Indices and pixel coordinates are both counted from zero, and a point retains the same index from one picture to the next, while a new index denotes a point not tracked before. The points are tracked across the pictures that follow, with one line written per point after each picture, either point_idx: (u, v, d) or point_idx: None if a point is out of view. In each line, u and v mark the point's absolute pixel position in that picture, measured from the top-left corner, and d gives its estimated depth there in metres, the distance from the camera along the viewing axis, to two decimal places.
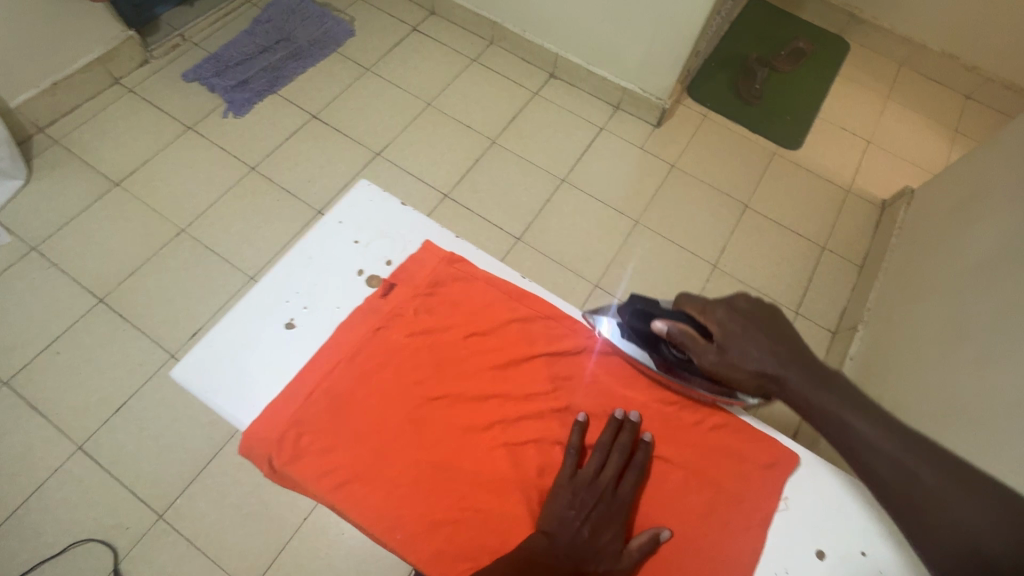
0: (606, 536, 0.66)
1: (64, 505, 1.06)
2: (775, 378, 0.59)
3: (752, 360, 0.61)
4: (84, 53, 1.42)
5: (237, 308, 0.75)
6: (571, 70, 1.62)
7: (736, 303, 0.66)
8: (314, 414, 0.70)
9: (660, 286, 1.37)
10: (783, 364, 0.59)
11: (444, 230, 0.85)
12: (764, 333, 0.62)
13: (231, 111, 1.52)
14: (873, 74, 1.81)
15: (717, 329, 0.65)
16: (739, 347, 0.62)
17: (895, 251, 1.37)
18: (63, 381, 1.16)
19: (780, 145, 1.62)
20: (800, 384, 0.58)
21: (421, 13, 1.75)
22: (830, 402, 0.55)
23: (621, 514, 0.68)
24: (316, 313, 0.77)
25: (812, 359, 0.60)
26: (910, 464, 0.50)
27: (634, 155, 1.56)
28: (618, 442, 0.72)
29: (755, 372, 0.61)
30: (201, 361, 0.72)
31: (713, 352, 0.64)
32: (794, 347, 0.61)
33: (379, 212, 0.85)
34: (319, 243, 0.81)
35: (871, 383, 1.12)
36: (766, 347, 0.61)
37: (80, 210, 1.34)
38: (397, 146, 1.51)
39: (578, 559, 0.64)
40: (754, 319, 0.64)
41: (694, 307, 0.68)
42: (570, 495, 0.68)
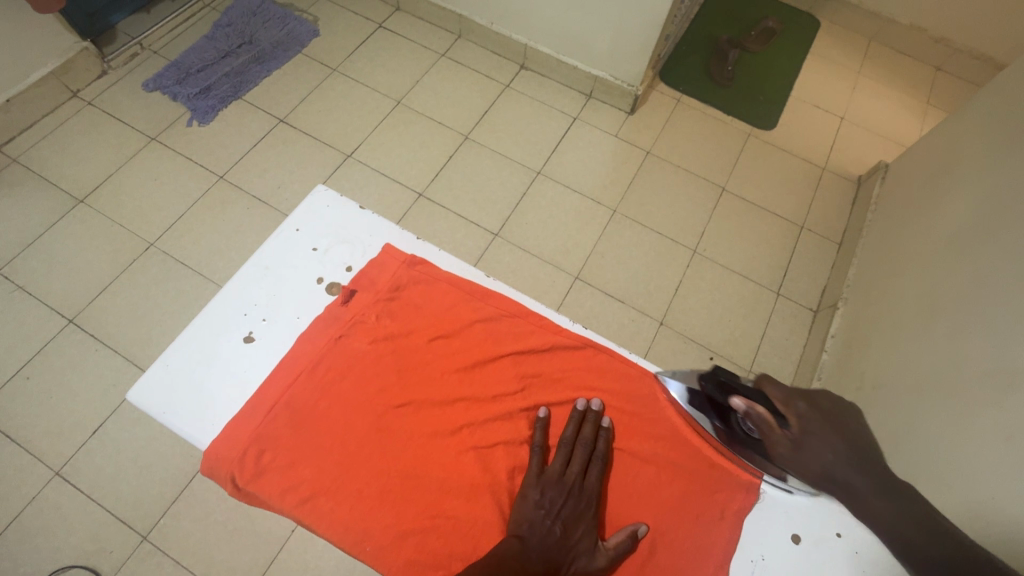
0: (579, 532, 0.66)
1: (43, 532, 1.04)
2: (841, 482, 0.62)
3: (822, 459, 0.63)
4: (37, 67, 1.38)
5: (192, 325, 0.73)
6: (541, 60, 1.60)
7: (815, 402, 0.69)
8: (278, 429, 0.68)
9: (641, 275, 1.37)
10: (851, 470, 0.62)
11: (403, 232, 0.83)
12: (840, 438, 0.65)
13: (195, 119, 1.48)
14: (844, 50, 1.82)
15: (796, 423, 0.67)
16: (813, 444, 0.64)
17: (871, 227, 1.37)
18: (34, 406, 1.13)
19: (754, 126, 1.62)
20: (867, 491, 0.61)
21: (387, 9, 1.71)
22: (890, 513, 0.59)
23: (592, 508, 0.68)
24: (276, 324, 0.74)
25: (879, 472, 0.63)
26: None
27: (608, 144, 1.55)
28: (581, 436, 0.73)
29: (822, 472, 0.63)
30: (156, 381, 0.69)
31: (786, 444, 0.67)
32: (862, 457, 0.64)
33: (338, 218, 0.83)
34: (277, 253, 0.79)
35: (852, 361, 1.13)
36: (838, 451, 0.63)
37: (43, 229, 1.30)
38: (368, 147, 1.48)
39: (552, 560, 0.63)
40: (830, 422, 0.67)
41: (776, 395, 0.70)
42: (539, 494, 0.68)
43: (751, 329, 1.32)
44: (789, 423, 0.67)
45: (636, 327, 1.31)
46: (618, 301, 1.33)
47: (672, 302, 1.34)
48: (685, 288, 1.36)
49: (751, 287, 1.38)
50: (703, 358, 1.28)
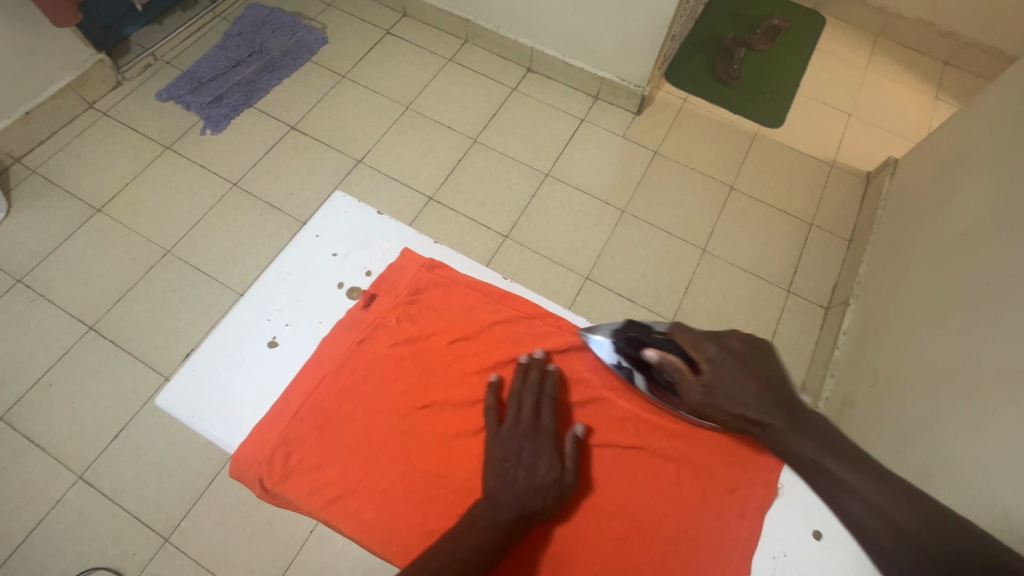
0: (541, 470, 0.67)
1: (68, 535, 1.06)
2: (759, 422, 0.65)
3: (736, 402, 0.67)
4: (54, 79, 1.41)
5: (218, 330, 0.75)
6: (547, 63, 1.61)
7: (728, 343, 0.71)
8: (304, 432, 0.69)
9: (651, 274, 1.37)
10: (767, 410, 0.65)
11: (421, 236, 0.85)
12: (754, 376, 0.68)
13: (208, 127, 1.51)
14: (850, 47, 1.81)
15: (707, 367, 0.70)
16: (725, 386, 0.68)
17: (882, 223, 1.37)
18: (57, 412, 1.15)
19: (761, 124, 1.62)
20: (783, 429, 0.64)
21: (393, 16, 1.73)
22: (807, 446, 0.61)
23: (547, 446, 0.69)
24: (298, 329, 0.76)
25: (795, 406, 0.65)
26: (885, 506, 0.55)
27: (616, 144, 1.55)
28: (528, 383, 0.74)
29: (736, 413, 0.67)
30: (183, 388, 0.71)
31: (698, 389, 0.70)
32: (781, 394, 0.67)
33: (355, 223, 0.84)
34: (298, 259, 0.81)
35: (865, 358, 1.13)
36: (753, 391, 0.67)
37: (62, 238, 1.33)
38: (377, 152, 1.50)
39: (523, 503, 0.64)
40: (741, 359, 0.69)
41: (687, 341, 0.73)
42: (500, 446, 0.69)
43: (762, 327, 1.32)
44: (700, 370, 0.70)
45: None
46: (628, 301, 1.34)
47: (682, 301, 1.34)
48: (695, 287, 1.36)
49: (762, 285, 1.38)
50: None
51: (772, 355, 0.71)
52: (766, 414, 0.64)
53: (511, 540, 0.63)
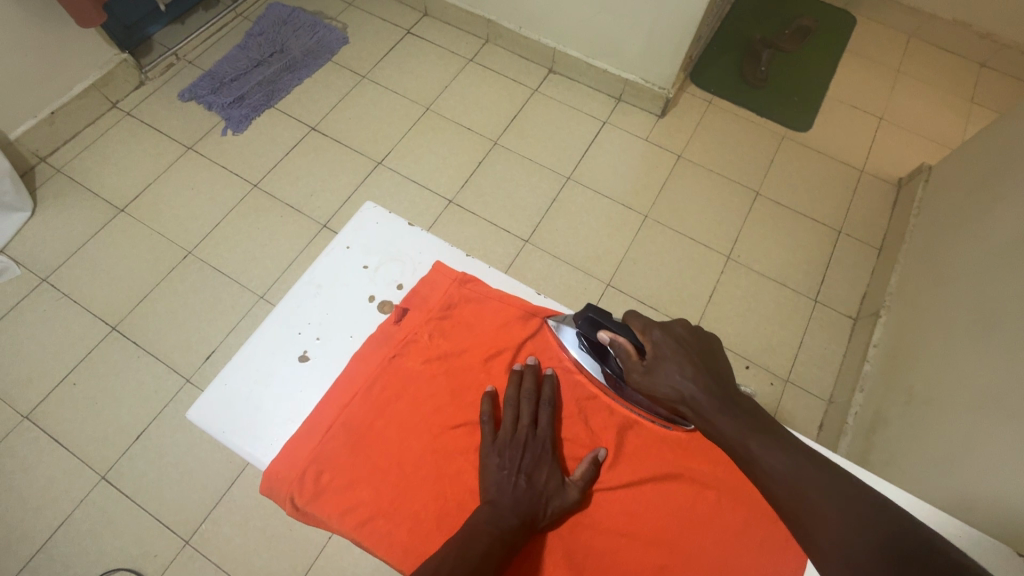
0: (542, 476, 0.63)
1: (91, 534, 1.07)
2: (689, 402, 0.60)
3: (674, 383, 0.61)
4: (79, 79, 1.42)
5: (250, 344, 0.73)
6: (569, 63, 1.59)
7: (673, 327, 0.64)
8: (335, 450, 0.66)
9: (673, 281, 1.35)
10: (700, 391, 0.59)
11: (454, 250, 0.81)
12: (693, 360, 0.62)
13: (229, 128, 1.51)
14: (881, 48, 1.76)
15: (650, 349, 0.64)
16: (665, 368, 0.62)
17: (915, 232, 1.33)
18: (80, 412, 1.16)
19: (789, 128, 1.58)
20: (710, 410, 0.58)
21: (415, 16, 1.72)
22: (729, 428, 0.56)
23: (548, 453, 0.65)
24: (330, 343, 0.74)
25: (730, 388, 0.60)
26: (799, 484, 0.51)
27: (638, 147, 1.53)
28: (524, 391, 0.69)
29: (671, 395, 0.61)
30: (215, 402, 0.69)
31: (640, 370, 0.63)
32: (719, 377, 0.61)
33: (386, 235, 0.82)
34: (329, 271, 0.78)
35: (897, 374, 1.09)
36: (690, 374, 0.61)
37: (87, 238, 1.34)
38: (398, 154, 1.49)
39: (525, 512, 0.60)
40: (687, 345, 0.63)
41: (638, 326, 0.66)
42: (498, 456, 0.64)
43: (788, 337, 1.29)
44: (645, 353, 0.64)
45: None
46: (650, 308, 1.31)
47: (705, 309, 1.32)
48: (719, 295, 1.34)
49: (788, 295, 1.34)
50: (739, 366, 1.25)
51: (719, 344, 0.65)
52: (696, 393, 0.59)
53: (517, 548, 0.58)
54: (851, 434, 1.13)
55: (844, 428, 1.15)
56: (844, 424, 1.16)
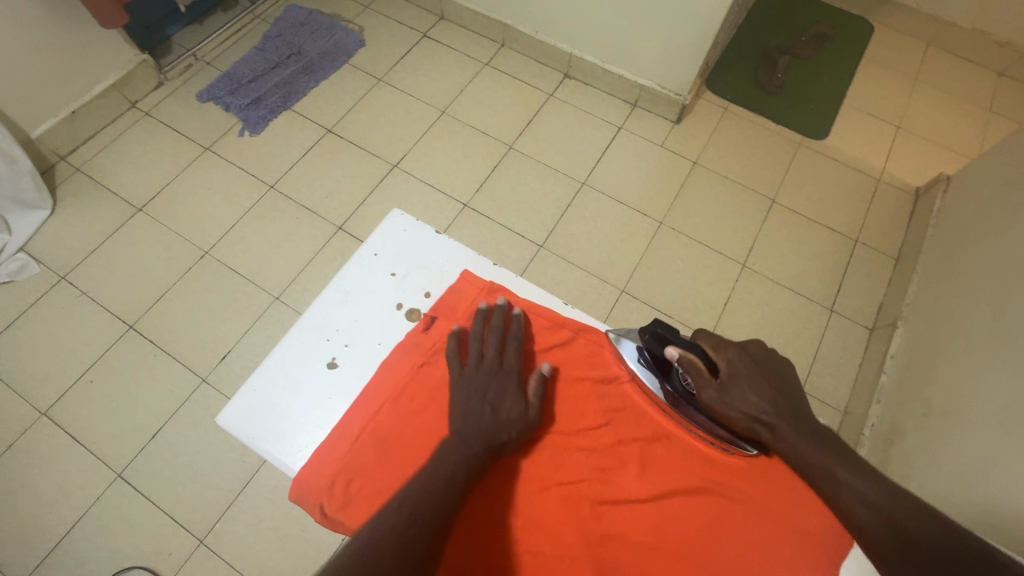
0: (505, 406, 0.67)
1: (105, 533, 1.07)
2: (767, 424, 0.63)
3: (751, 405, 0.64)
4: (99, 79, 1.43)
5: (280, 351, 0.73)
6: (585, 68, 1.59)
7: (748, 347, 0.67)
8: (363, 459, 0.66)
9: (687, 288, 1.34)
10: (778, 414, 0.63)
11: (482, 259, 0.81)
12: (770, 382, 0.65)
13: (246, 129, 1.52)
14: (899, 55, 1.75)
15: (724, 367, 0.66)
16: (740, 388, 0.65)
17: (933, 242, 1.31)
18: (96, 410, 1.17)
19: (805, 135, 1.57)
20: (790, 433, 0.62)
21: (431, 19, 1.72)
22: (815, 454, 0.60)
23: (513, 385, 0.69)
24: (358, 351, 0.74)
25: (805, 415, 0.63)
26: (883, 506, 0.54)
27: (653, 153, 1.52)
28: (491, 326, 0.73)
29: (746, 414, 0.64)
30: (245, 408, 0.70)
31: (714, 389, 0.66)
32: (793, 401, 0.64)
33: (413, 243, 0.82)
34: (358, 279, 0.79)
35: (915, 386, 1.08)
36: (765, 397, 0.64)
37: (105, 237, 1.35)
38: (413, 157, 1.49)
39: (489, 439, 0.63)
40: (761, 367, 0.66)
41: (707, 343, 0.69)
42: (466, 387, 0.68)
43: (804, 347, 1.29)
44: (718, 370, 0.67)
45: None
46: (664, 315, 1.31)
47: (720, 317, 1.31)
48: (733, 303, 1.33)
49: (803, 303, 1.34)
50: None
51: (788, 366, 0.68)
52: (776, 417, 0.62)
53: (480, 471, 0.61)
54: (867, 446, 1.12)
55: (860, 439, 1.14)
56: (860, 435, 1.15)
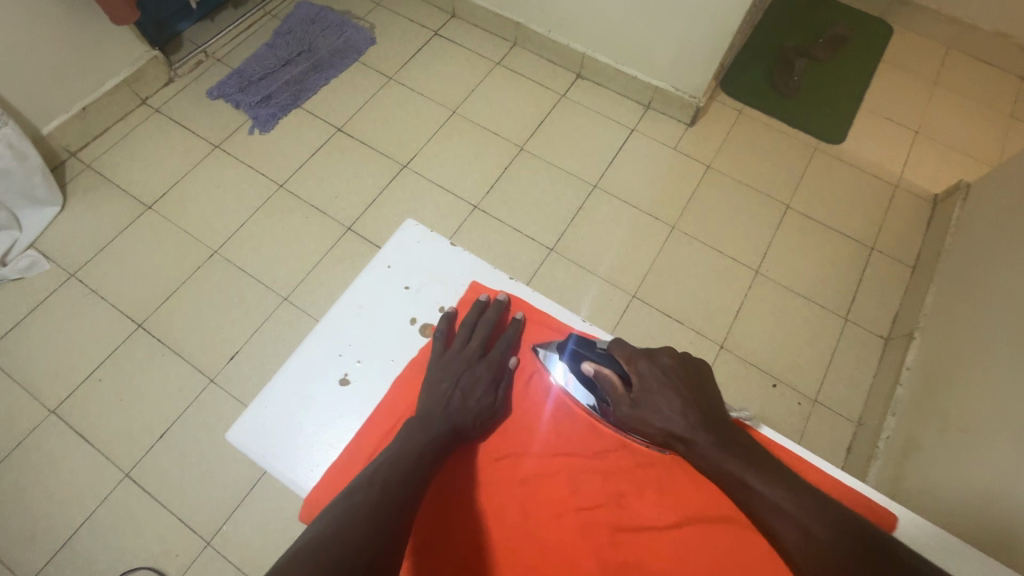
0: (475, 394, 0.65)
1: (113, 531, 1.07)
2: (683, 439, 0.59)
3: (663, 418, 0.60)
4: (110, 75, 1.42)
5: (289, 366, 0.70)
6: (598, 69, 1.57)
7: (659, 357, 0.64)
8: None
9: (699, 295, 1.33)
10: (691, 428, 0.58)
11: (497, 271, 0.78)
12: (683, 394, 0.61)
13: (256, 127, 1.51)
14: (919, 58, 1.72)
15: (637, 380, 0.63)
16: (653, 402, 0.61)
17: (951, 250, 1.29)
18: (106, 409, 1.17)
19: (822, 140, 1.54)
20: (707, 447, 0.57)
21: (442, 17, 1.71)
22: (729, 464, 0.56)
23: (490, 374, 0.67)
24: (371, 366, 0.70)
25: (723, 426, 0.59)
26: (807, 524, 0.50)
27: (666, 156, 1.50)
28: (483, 318, 0.73)
29: (662, 430, 0.60)
30: (252, 426, 0.67)
31: (627, 404, 0.63)
32: (708, 410, 0.60)
33: (428, 253, 0.78)
34: (368, 291, 0.75)
35: (932, 398, 1.06)
36: (681, 409, 0.60)
37: (114, 234, 1.35)
38: (423, 157, 1.48)
39: (454, 422, 0.62)
40: (675, 376, 0.62)
41: (621, 354, 0.65)
42: (439, 368, 0.68)
43: (817, 356, 1.27)
44: (631, 385, 0.64)
45: (694, 350, 1.27)
46: (676, 321, 1.29)
47: (732, 325, 1.30)
48: (746, 310, 1.31)
49: (817, 312, 1.32)
50: (765, 384, 1.24)
51: (706, 371, 0.64)
52: (691, 433, 0.58)
53: (443, 460, 0.60)
54: (881, 459, 1.10)
55: (875, 452, 1.12)
56: (874, 449, 1.13)
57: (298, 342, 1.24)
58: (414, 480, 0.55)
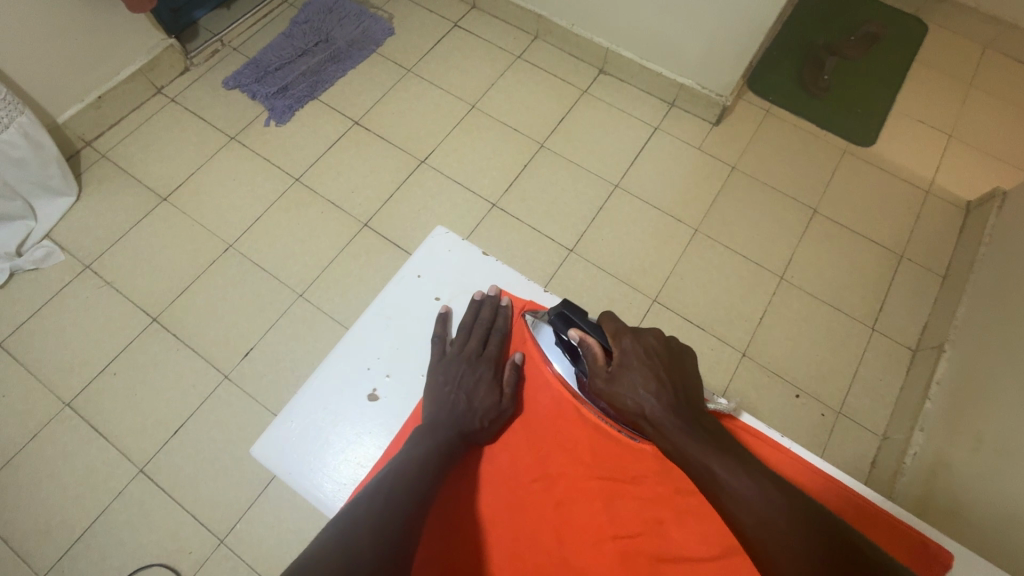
0: (479, 396, 0.66)
1: (127, 527, 1.07)
2: (652, 419, 0.58)
3: (636, 396, 0.59)
4: (126, 64, 1.40)
5: (318, 377, 0.68)
6: (621, 64, 1.52)
7: (645, 337, 0.63)
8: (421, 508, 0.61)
9: (722, 301, 1.29)
10: (663, 408, 0.58)
11: (530, 283, 0.76)
12: (660, 375, 0.60)
13: (272, 118, 1.48)
14: (954, 58, 1.66)
15: (617, 354, 0.62)
16: (628, 376, 0.60)
17: (985, 261, 1.25)
18: (120, 403, 1.16)
19: (851, 141, 1.50)
20: (673, 428, 0.56)
21: (463, 8, 1.67)
22: (692, 446, 0.55)
23: (489, 375, 0.68)
24: (401, 381, 0.69)
25: (695, 411, 0.59)
26: (767, 510, 0.49)
27: (690, 155, 1.46)
28: (481, 318, 0.73)
29: (635, 407, 0.59)
30: (279, 439, 0.65)
31: (603, 376, 0.61)
32: (683, 393, 0.60)
33: (460, 263, 0.77)
34: (398, 301, 0.74)
35: (963, 414, 1.03)
36: (655, 389, 0.59)
37: (129, 226, 1.33)
38: (441, 153, 1.45)
39: (458, 424, 0.62)
40: (658, 359, 0.62)
41: (609, 328, 0.64)
42: (443, 370, 0.68)
43: (842, 367, 1.24)
44: (611, 358, 0.62)
45: (715, 357, 1.24)
46: (697, 327, 1.26)
47: (755, 332, 1.27)
48: (769, 318, 1.28)
49: (843, 321, 1.28)
50: (788, 394, 1.21)
51: (688, 355, 0.64)
52: (658, 413, 0.57)
53: (451, 465, 0.59)
54: (907, 476, 1.07)
55: (901, 468, 1.09)
56: (900, 465, 1.10)
57: (314, 340, 1.23)
58: (421, 489, 0.55)
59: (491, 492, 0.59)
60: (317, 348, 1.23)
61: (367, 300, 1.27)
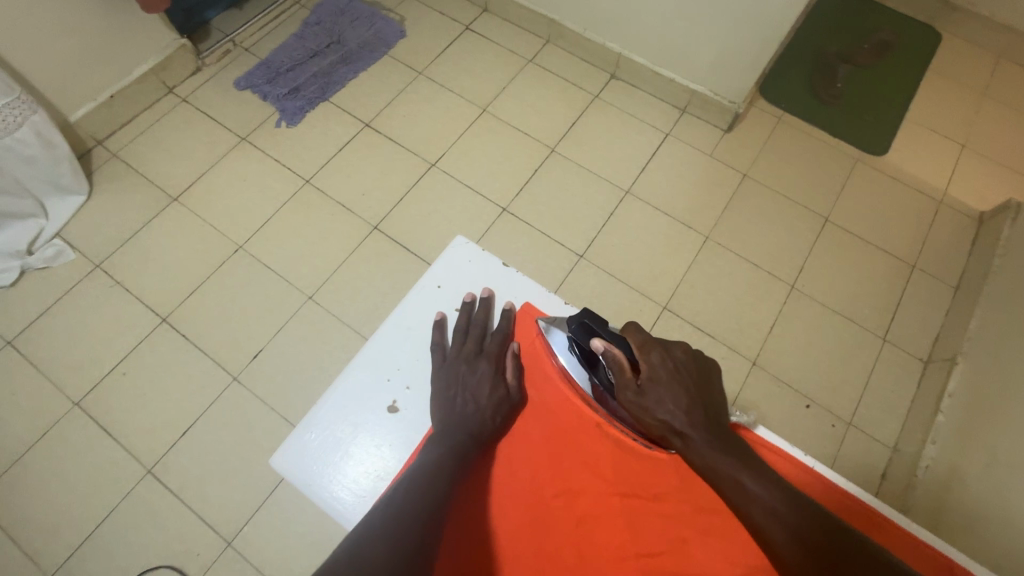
0: (485, 393, 0.66)
1: (135, 528, 1.07)
2: (681, 434, 0.57)
3: (667, 411, 0.58)
4: (138, 63, 1.40)
5: (338, 388, 0.68)
6: (633, 70, 1.52)
7: (673, 350, 0.62)
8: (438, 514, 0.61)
9: (733, 309, 1.29)
10: (691, 423, 0.57)
11: (552, 296, 0.75)
12: (689, 390, 0.59)
13: (283, 119, 1.48)
14: (968, 67, 1.65)
15: (645, 369, 0.60)
16: (657, 392, 0.59)
17: (999, 272, 1.24)
18: (129, 403, 1.16)
19: (863, 150, 1.49)
20: (703, 444, 0.56)
21: (474, 11, 1.66)
22: (725, 464, 0.54)
23: (493, 371, 0.68)
24: (420, 393, 0.69)
25: (722, 426, 0.58)
26: (801, 528, 0.49)
27: (701, 162, 1.46)
28: (476, 320, 0.73)
29: (662, 421, 0.58)
30: (298, 449, 0.66)
31: (633, 390, 0.60)
32: (711, 409, 0.59)
33: (480, 275, 0.78)
34: (418, 312, 0.75)
35: (975, 427, 1.02)
36: (684, 405, 0.58)
37: (139, 226, 1.33)
38: (452, 157, 1.45)
39: (473, 430, 0.62)
40: (686, 372, 0.61)
41: (635, 340, 0.63)
42: (446, 377, 0.68)
43: (853, 377, 1.23)
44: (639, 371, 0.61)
45: (725, 366, 1.24)
46: (708, 335, 1.26)
47: (765, 341, 1.26)
48: (780, 327, 1.28)
49: (854, 331, 1.27)
50: (798, 404, 1.20)
51: (715, 368, 0.63)
52: (686, 426, 0.57)
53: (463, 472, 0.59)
54: (919, 489, 1.06)
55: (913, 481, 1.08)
56: (912, 477, 1.09)
57: (323, 341, 1.23)
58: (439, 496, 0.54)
59: (512, 507, 0.59)
60: (326, 351, 1.23)
61: (377, 302, 1.27)
